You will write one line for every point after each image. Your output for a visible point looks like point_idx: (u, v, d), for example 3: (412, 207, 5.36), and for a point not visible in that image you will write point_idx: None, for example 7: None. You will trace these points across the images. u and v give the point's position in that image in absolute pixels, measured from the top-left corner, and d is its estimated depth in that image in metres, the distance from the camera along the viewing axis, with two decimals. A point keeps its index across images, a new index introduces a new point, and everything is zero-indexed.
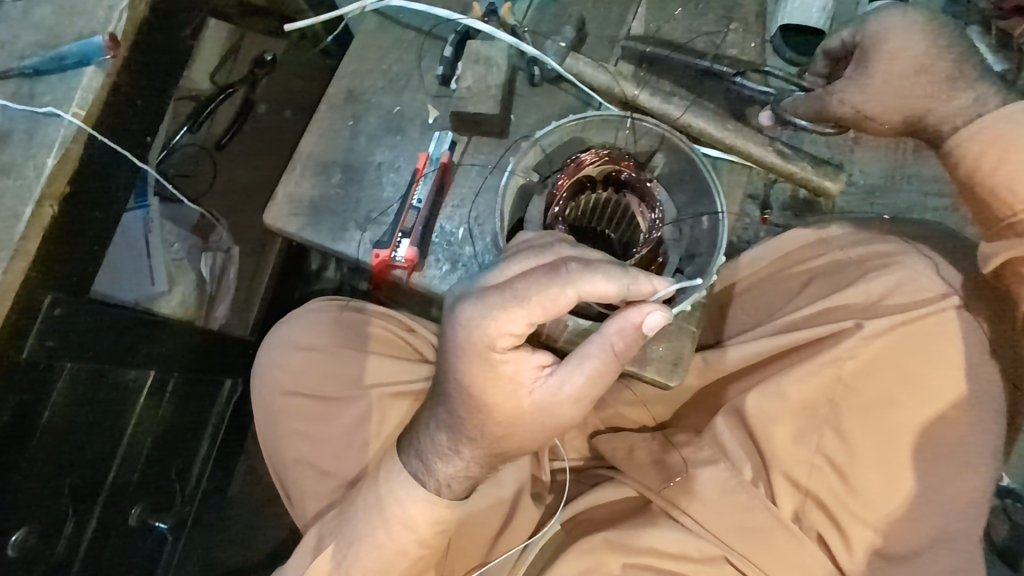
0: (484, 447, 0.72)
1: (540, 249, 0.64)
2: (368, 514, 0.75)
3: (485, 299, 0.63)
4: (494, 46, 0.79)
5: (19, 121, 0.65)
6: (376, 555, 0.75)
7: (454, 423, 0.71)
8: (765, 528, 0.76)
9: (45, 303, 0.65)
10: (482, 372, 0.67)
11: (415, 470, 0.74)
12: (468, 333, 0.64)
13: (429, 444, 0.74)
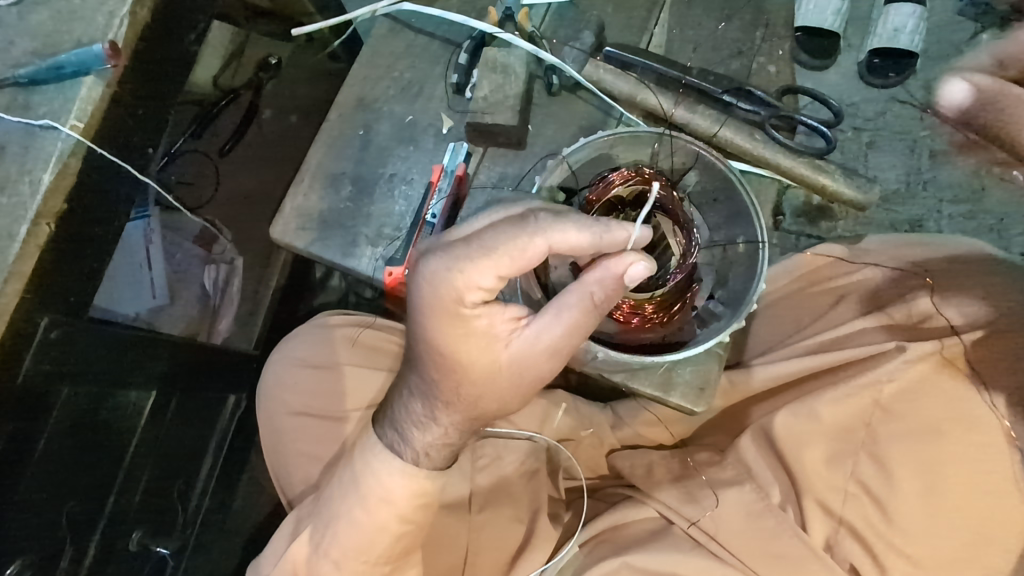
0: (464, 411, 0.63)
1: (507, 206, 0.59)
2: (344, 493, 0.67)
3: (448, 252, 0.56)
4: (512, 54, 0.76)
5: (14, 134, 0.61)
6: (356, 532, 0.67)
7: (429, 387, 0.63)
8: (798, 558, 0.73)
9: (42, 325, 0.62)
10: (454, 329, 0.58)
11: (389, 439, 0.65)
12: (433, 287, 0.56)
13: (403, 412, 0.65)
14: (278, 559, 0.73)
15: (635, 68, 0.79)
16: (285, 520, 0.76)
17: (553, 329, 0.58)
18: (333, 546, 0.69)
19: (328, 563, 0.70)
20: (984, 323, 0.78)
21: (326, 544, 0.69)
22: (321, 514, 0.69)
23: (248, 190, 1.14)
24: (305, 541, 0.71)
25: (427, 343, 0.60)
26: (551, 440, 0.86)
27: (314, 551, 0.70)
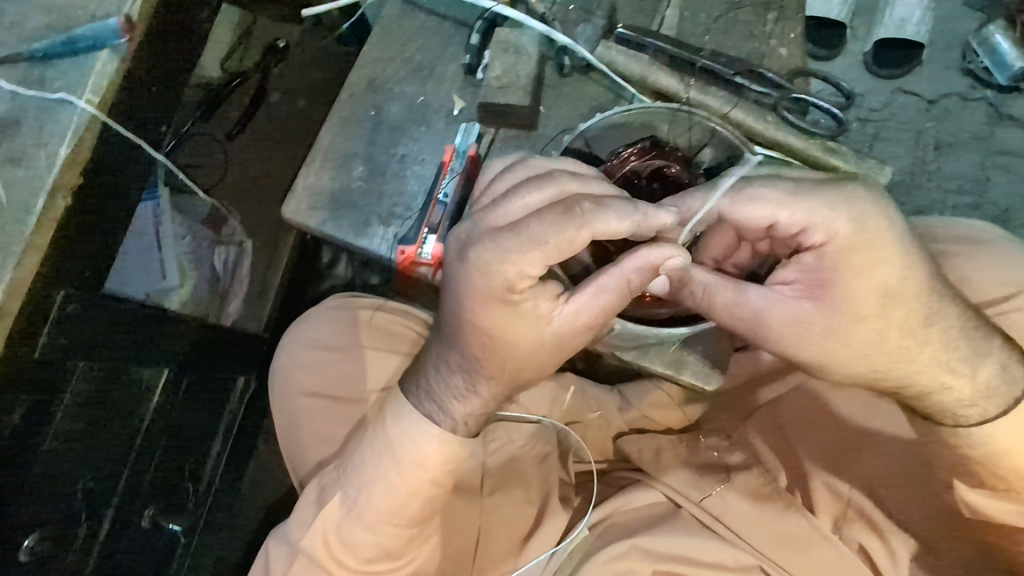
0: (504, 383, 0.65)
1: (542, 179, 0.56)
2: (378, 456, 0.68)
3: (495, 244, 0.54)
4: (524, 33, 0.76)
5: (29, 107, 0.61)
6: (388, 495, 0.67)
7: (472, 363, 0.63)
8: (805, 538, 0.73)
9: (57, 299, 0.62)
10: (503, 313, 0.58)
11: (431, 414, 0.66)
12: (481, 278, 0.56)
13: (440, 386, 0.66)
14: (305, 526, 0.71)
15: (649, 49, 0.80)
16: (308, 487, 0.74)
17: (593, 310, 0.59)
18: (369, 509, 0.68)
19: (360, 528, 0.69)
20: (1001, 297, 0.74)
21: (361, 508, 0.69)
22: (356, 476, 0.69)
23: (256, 176, 1.15)
24: (337, 507, 0.70)
25: (472, 324, 0.60)
26: (559, 423, 0.86)
27: (345, 516, 0.70)
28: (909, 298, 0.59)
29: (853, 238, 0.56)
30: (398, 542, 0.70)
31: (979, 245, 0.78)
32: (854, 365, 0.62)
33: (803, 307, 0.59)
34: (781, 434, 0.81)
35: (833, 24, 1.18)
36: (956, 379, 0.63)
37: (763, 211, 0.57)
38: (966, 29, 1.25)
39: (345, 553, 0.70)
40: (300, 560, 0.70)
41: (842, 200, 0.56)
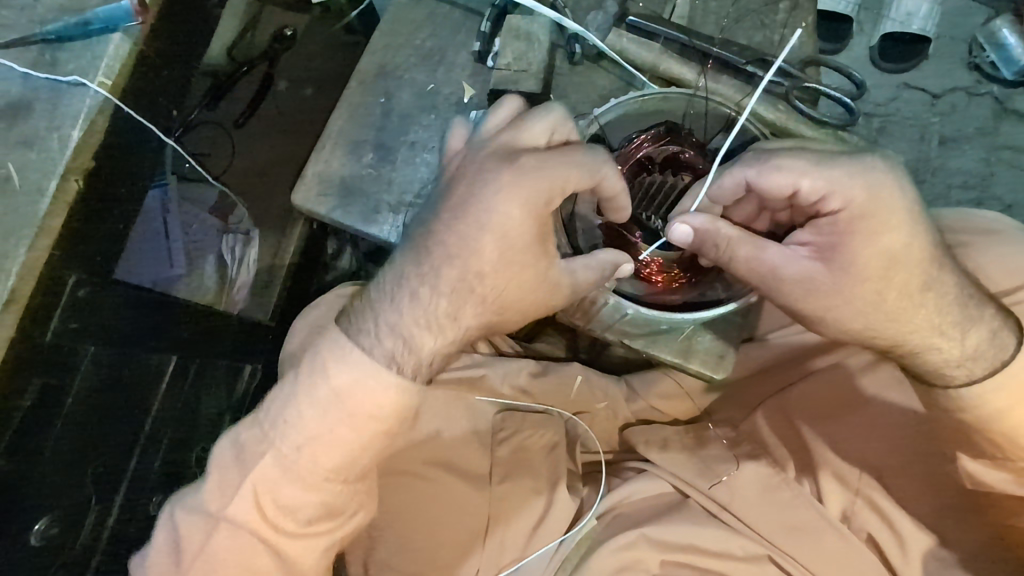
0: (488, 310, 0.60)
1: (554, 108, 0.59)
2: (320, 403, 0.58)
3: (541, 157, 0.56)
4: (535, 21, 0.76)
5: (41, 90, 0.61)
6: (332, 442, 0.58)
7: (463, 281, 0.57)
8: (812, 527, 0.74)
9: (69, 283, 0.63)
10: (529, 223, 0.56)
11: (393, 349, 0.57)
12: (514, 181, 0.55)
13: (405, 316, 0.58)
14: (227, 490, 0.60)
15: (659, 37, 0.79)
16: (219, 445, 0.62)
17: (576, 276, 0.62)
18: (310, 465, 0.59)
19: (298, 487, 0.60)
20: (1007, 289, 0.74)
21: (301, 464, 0.59)
22: (292, 429, 0.59)
23: (261, 167, 1.14)
24: (268, 466, 0.59)
25: (483, 234, 0.56)
26: (566, 412, 0.85)
27: (282, 473, 0.60)
28: (913, 267, 0.58)
29: (869, 204, 0.56)
30: (341, 498, 0.62)
31: (987, 237, 0.78)
32: (853, 326, 0.61)
33: (813, 268, 0.59)
34: (789, 424, 0.81)
35: (841, 17, 1.18)
36: (947, 343, 0.62)
37: (787, 175, 0.57)
38: (971, 23, 1.25)
39: (278, 519, 0.60)
40: (222, 528, 0.59)
41: (863, 170, 0.56)
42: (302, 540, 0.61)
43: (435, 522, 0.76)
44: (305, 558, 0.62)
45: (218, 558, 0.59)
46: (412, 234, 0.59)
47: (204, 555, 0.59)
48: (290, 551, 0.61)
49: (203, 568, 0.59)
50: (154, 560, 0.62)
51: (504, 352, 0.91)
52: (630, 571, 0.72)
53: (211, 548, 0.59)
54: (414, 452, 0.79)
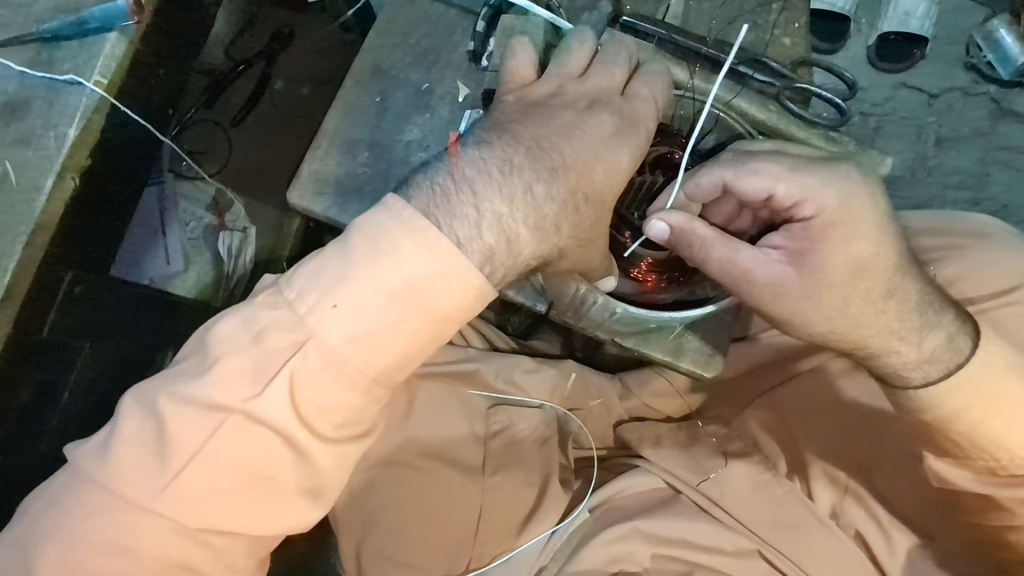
0: (576, 239, 0.58)
1: (631, 45, 0.65)
2: (378, 291, 0.50)
3: (640, 101, 0.63)
4: (529, 21, 0.76)
5: (38, 88, 0.62)
6: (386, 339, 0.51)
7: (574, 196, 0.57)
8: (800, 523, 0.75)
9: (66, 280, 0.65)
10: (634, 162, 0.61)
11: (495, 244, 0.53)
12: (624, 126, 0.61)
13: (497, 208, 0.53)
14: (247, 380, 0.51)
15: (653, 38, 0.80)
16: (233, 325, 0.52)
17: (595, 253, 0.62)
18: (358, 364, 0.51)
19: (334, 388, 0.51)
20: (1000, 290, 0.75)
21: (348, 361, 0.51)
22: (343, 318, 0.50)
23: (258, 165, 1.12)
24: (304, 360, 0.51)
25: (598, 164, 0.59)
26: (560, 407, 0.86)
27: (318, 369, 0.51)
28: (877, 275, 0.59)
29: (840, 212, 0.57)
30: (375, 408, 0.54)
31: (979, 238, 0.79)
32: (818, 329, 0.61)
33: (783, 272, 0.59)
34: (780, 421, 0.83)
35: (837, 17, 1.18)
36: (905, 347, 0.61)
37: (764, 179, 0.57)
38: (968, 24, 1.25)
39: (304, 420, 0.51)
40: (233, 423, 0.50)
41: (836, 178, 0.57)
42: (326, 447, 0.53)
43: (432, 514, 0.76)
44: (326, 468, 0.53)
45: (223, 457, 0.50)
46: (500, 142, 0.57)
47: (205, 453, 0.50)
48: (313, 458, 0.52)
49: (201, 468, 0.50)
50: (122, 454, 0.50)
51: (500, 349, 0.92)
52: (621, 564, 0.73)
53: (216, 445, 0.50)
54: (408, 444, 0.80)
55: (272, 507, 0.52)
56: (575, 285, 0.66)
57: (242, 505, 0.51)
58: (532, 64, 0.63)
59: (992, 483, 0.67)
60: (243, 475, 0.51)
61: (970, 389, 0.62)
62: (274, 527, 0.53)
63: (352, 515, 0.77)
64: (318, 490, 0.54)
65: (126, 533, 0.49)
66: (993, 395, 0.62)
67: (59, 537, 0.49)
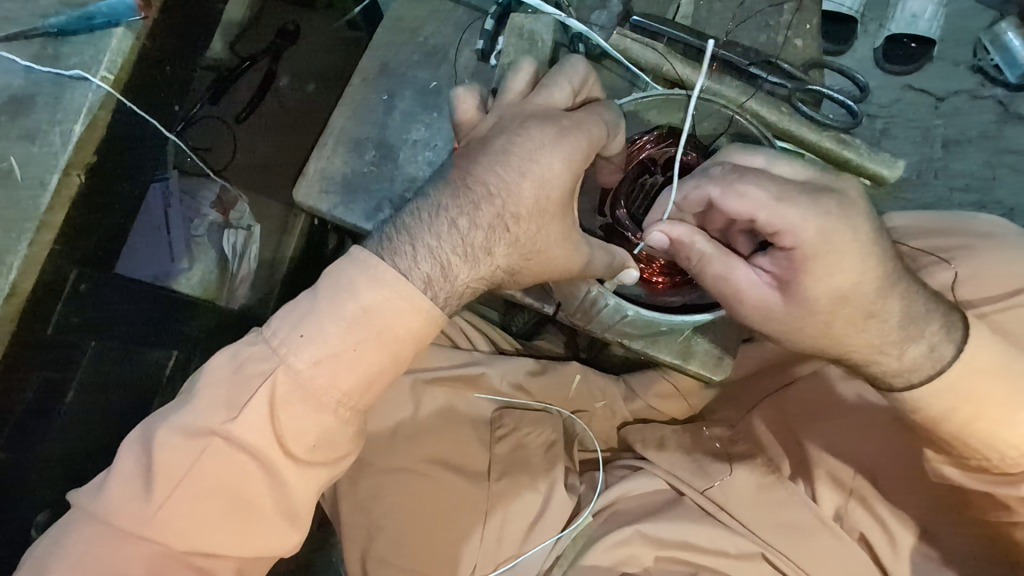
0: (518, 256, 0.55)
1: (578, 64, 0.58)
2: (336, 314, 0.50)
3: (585, 112, 0.56)
4: (539, 20, 0.74)
5: (44, 84, 0.61)
6: (353, 365, 0.51)
7: (501, 220, 0.53)
8: (805, 526, 0.74)
9: (70, 276, 0.63)
10: (570, 179, 0.54)
11: (430, 273, 0.51)
12: (563, 140, 0.53)
13: (434, 240, 0.52)
14: (224, 407, 0.51)
15: (663, 37, 0.79)
16: (215, 358, 0.52)
17: (600, 254, 0.59)
18: (326, 388, 0.51)
19: (305, 412, 0.51)
20: (1011, 291, 0.74)
21: (315, 385, 0.51)
22: (310, 345, 0.50)
23: (264, 161, 1.12)
24: (275, 386, 0.50)
25: (524, 180, 0.53)
26: (566, 411, 0.85)
27: (290, 393, 0.51)
28: (860, 299, 0.56)
29: (820, 247, 0.54)
30: (350, 430, 0.53)
31: (989, 242, 0.78)
32: (801, 345, 0.60)
33: (771, 296, 0.58)
34: (784, 423, 0.82)
35: (845, 19, 1.17)
36: (886, 358, 0.59)
37: (745, 210, 0.55)
38: (975, 26, 1.24)
39: (279, 442, 0.51)
40: (213, 450, 0.50)
41: (819, 212, 0.54)
42: (301, 470, 0.52)
43: (438, 523, 0.76)
44: (300, 490, 0.52)
45: (205, 485, 0.50)
46: (447, 174, 0.54)
47: (187, 481, 0.50)
48: (290, 481, 0.52)
49: (183, 495, 0.50)
50: (111, 486, 0.50)
51: (504, 350, 0.92)
52: (625, 567, 0.73)
53: (196, 472, 0.50)
54: (413, 450, 0.79)
55: (254, 533, 0.52)
56: (586, 287, 0.64)
57: (225, 532, 0.51)
58: (475, 104, 0.58)
59: (988, 480, 0.65)
60: (225, 501, 0.51)
61: (991, 394, 0.60)
62: (256, 552, 0.52)
63: (356, 515, 0.77)
64: (298, 514, 0.53)
65: (115, 562, 0.49)
66: (1012, 402, 0.60)
67: (54, 566, 0.48)
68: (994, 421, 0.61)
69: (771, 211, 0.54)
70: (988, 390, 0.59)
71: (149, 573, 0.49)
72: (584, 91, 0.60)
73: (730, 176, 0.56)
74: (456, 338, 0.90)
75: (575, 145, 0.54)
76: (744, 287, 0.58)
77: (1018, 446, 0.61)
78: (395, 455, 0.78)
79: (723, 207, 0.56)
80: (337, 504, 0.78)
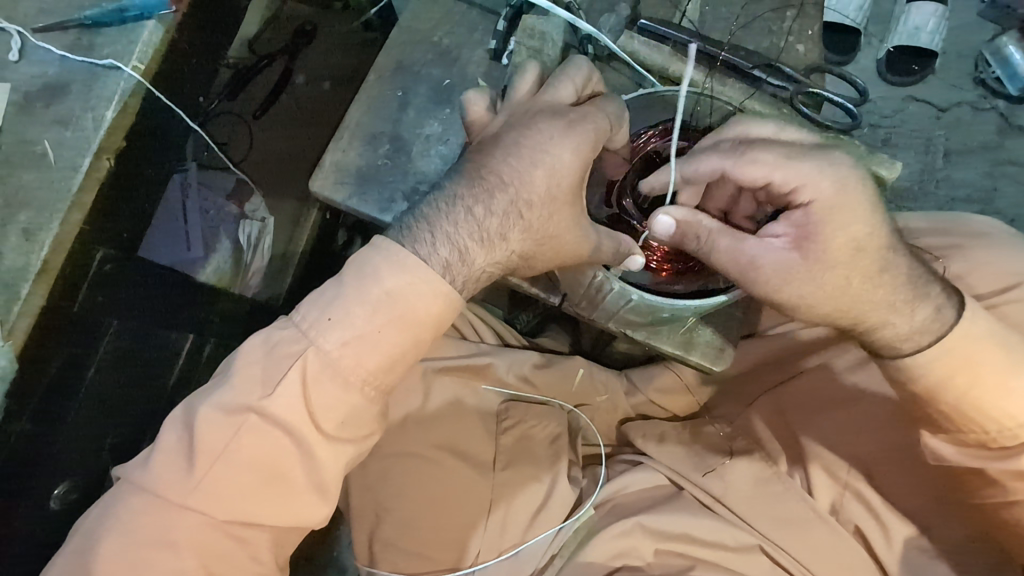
0: (532, 242, 0.57)
1: (581, 63, 0.61)
2: (358, 296, 0.53)
3: (589, 106, 0.58)
4: (550, 21, 0.77)
5: (78, 72, 0.64)
6: (376, 345, 0.53)
7: (514, 207, 0.55)
8: (801, 518, 0.76)
9: (97, 258, 0.66)
10: (579, 169, 0.57)
11: (448, 257, 0.53)
12: (571, 132, 0.56)
13: (450, 226, 0.54)
14: (258, 386, 0.53)
15: (670, 41, 0.81)
16: (248, 341, 0.55)
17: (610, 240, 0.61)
18: (353, 367, 0.53)
19: (333, 391, 0.53)
20: (1004, 290, 0.76)
21: (343, 365, 0.53)
22: (337, 327, 0.53)
23: (279, 156, 1.15)
24: (305, 366, 0.53)
25: (535, 170, 0.55)
26: (569, 403, 0.88)
27: (319, 373, 0.53)
28: (873, 253, 0.59)
29: (836, 200, 0.57)
30: (374, 410, 0.56)
31: (985, 243, 0.80)
32: (820, 311, 0.61)
33: (790, 257, 0.59)
34: (783, 418, 0.84)
35: (849, 29, 1.20)
36: (898, 318, 0.61)
37: (762, 165, 0.58)
38: (978, 39, 1.27)
39: (309, 419, 0.53)
40: (247, 427, 0.53)
41: (828, 165, 0.57)
42: (331, 446, 0.54)
43: (448, 507, 0.78)
44: (327, 466, 0.54)
45: (239, 461, 0.52)
46: (462, 167, 0.56)
47: (224, 455, 0.52)
48: (319, 457, 0.54)
49: (221, 469, 0.52)
50: (154, 460, 0.53)
51: (510, 343, 0.94)
52: (626, 557, 0.74)
53: (233, 447, 0.52)
54: (422, 436, 0.81)
55: (286, 506, 0.54)
56: (592, 272, 0.67)
57: (259, 505, 0.53)
58: (485, 104, 0.61)
59: (984, 456, 0.65)
60: (259, 474, 0.53)
61: (983, 386, 0.62)
62: (287, 524, 0.54)
63: (364, 499, 0.79)
64: (327, 488, 0.55)
65: (158, 532, 0.51)
66: (1006, 394, 0.62)
67: (104, 535, 0.51)
68: (989, 410, 0.63)
69: (784, 168, 0.58)
70: (983, 383, 0.61)
71: (186, 542, 0.51)
72: (587, 88, 0.62)
73: (740, 146, 0.59)
74: (464, 330, 0.91)
75: (583, 135, 0.56)
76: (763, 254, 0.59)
77: (1011, 417, 0.62)
78: (403, 440, 0.80)
79: (736, 171, 0.59)
80: (346, 489, 0.80)
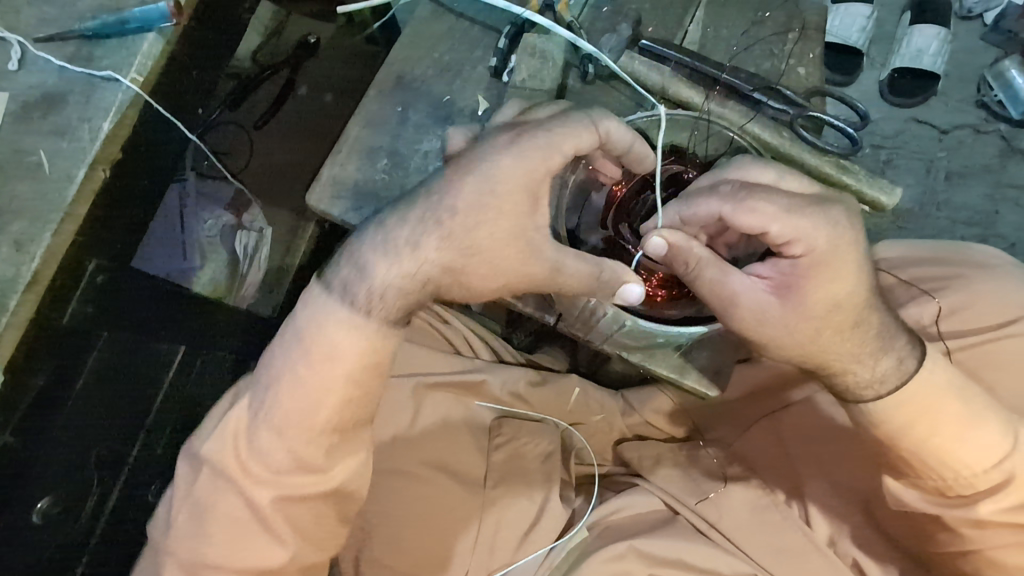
0: (453, 252, 0.54)
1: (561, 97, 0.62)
2: (283, 346, 0.56)
3: (550, 122, 0.57)
4: (550, 40, 0.79)
5: (76, 82, 0.64)
6: (298, 389, 0.55)
7: (429, 216, 0.54)
8: (797, 548, 0.74)
9: (90, 268, 0.66)
10: (520, 177, 0.55)
11: (350, 271, 0.55)
12: (513, 146, 0.55)
13: (370, 242, 0.55)
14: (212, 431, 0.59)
15: (670, 62, 0.81)
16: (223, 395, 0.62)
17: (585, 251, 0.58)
18: (281, 413, 0.56)
19: (270, 435, 0.56)
20: (1000, 323, 0.76)
21: (273, 412, 0.56)
22: (265, 376, 0.57)
23: (279, 166, 1.16)
24: (244, 413, 0.57)
25: (468, 181, 0.54)
26: (563, 422, 0.87)
27: (255, 419, 0.57)
28: (850, 310, 0.58)
29: (828, 254, 0.56)
30: (319, 451, 0.57)
31: (984, 272, 0.79)
32: (787, 353, 0.60)
33: (767, 301, 0.58)
34: (780, 445, 0.83)
35: (852, 49, 1.21)
36: (861, 367, 0.60)
37: (762, 214, 0.56)
38: (981, 62, 1.27)
39: (253, 462, 0.57)
40: (205, 470, 0.58)
41: (829, 223, 0.56)
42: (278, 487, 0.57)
43: (437, 530, 0.75)
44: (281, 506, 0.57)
45: (203, 502, 0.58)
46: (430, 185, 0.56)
47: (192, 496, 0.58)
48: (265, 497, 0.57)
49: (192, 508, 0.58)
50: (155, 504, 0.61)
51: (505, 360, 0.93)
52: None
53: (198, 489, 0.58)
54: (411, 454, 0.79)
55: (250, 544, 0.57)
56: (584, 299, 0.67)
57: (229, 543, 0.57)
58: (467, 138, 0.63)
59: (943, 503, 0.64)
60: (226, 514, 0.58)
61: (975, 415, 0.61)
62: (253, 561, 0.57)
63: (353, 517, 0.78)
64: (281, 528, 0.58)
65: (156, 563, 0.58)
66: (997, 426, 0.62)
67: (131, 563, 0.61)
68: (970, 455, 0.61)
69: (785, 214, 0.56)
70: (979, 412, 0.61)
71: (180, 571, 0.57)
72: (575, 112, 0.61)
73: (747, 185, 0.57)
74: (458, 345, 0.92)
75: (527, 147, 0.55)
76: (736, 296, 0.58)
77: (970, 465, 0.61)
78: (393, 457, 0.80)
79: (743, 211, 0.56)
80: None
